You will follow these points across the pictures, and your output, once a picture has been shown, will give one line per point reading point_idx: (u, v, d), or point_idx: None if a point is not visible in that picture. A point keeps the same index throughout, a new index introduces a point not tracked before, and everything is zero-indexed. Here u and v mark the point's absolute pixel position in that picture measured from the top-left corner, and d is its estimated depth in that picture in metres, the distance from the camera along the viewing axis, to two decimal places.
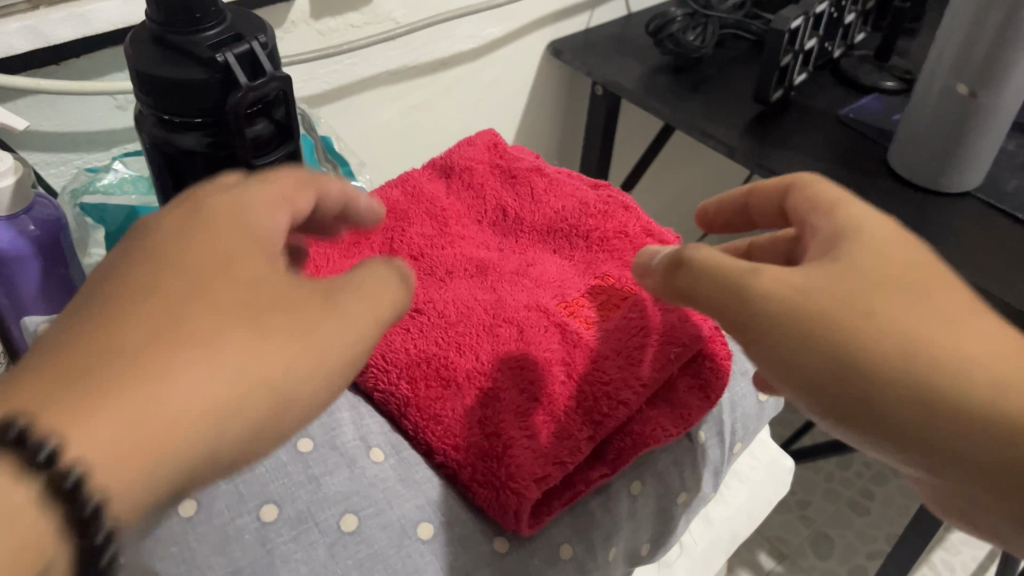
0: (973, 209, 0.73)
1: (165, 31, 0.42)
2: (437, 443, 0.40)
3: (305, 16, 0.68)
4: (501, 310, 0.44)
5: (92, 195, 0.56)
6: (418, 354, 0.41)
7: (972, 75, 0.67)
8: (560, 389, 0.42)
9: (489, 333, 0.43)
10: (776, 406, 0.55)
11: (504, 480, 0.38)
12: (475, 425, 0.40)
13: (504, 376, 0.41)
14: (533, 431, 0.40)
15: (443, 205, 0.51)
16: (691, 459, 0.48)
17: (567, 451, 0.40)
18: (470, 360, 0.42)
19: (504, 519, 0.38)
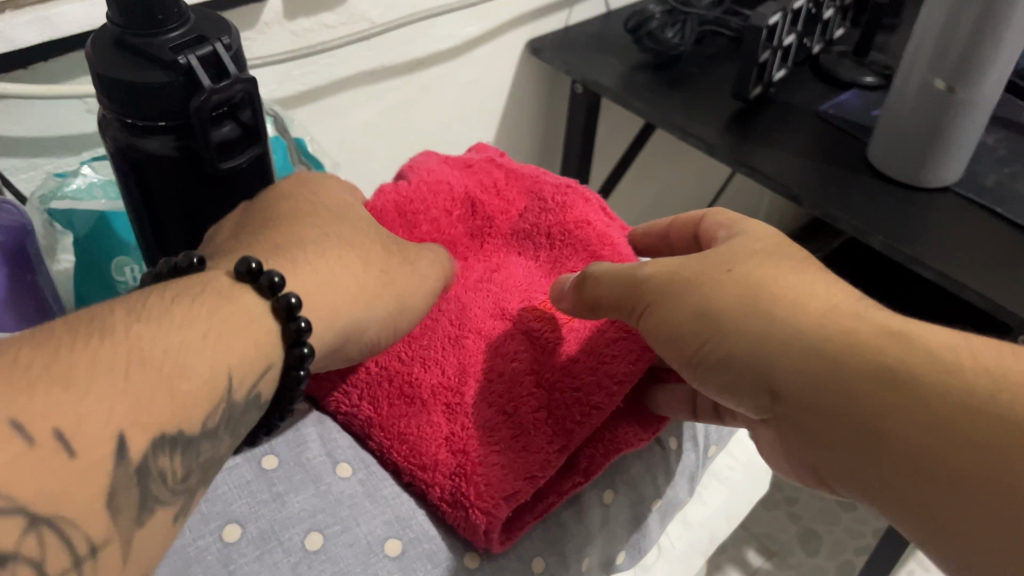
0: (953, 204, 0.73)
1: (127, 34, 0.41)
2: (405, 464, 0.40)
3: (279, 17, 0.67)
4: (466, 320, 0.45)
5: (59, 201, 0.55)
6: (383, 374, 0.42)
7: (949, 70, 0.67)
8: (528, 401, 0.42)
9: (452, 348, 0.43)
10: None
11: (473, 499, 0.38)
12: (441, 442, 0.40)
13: (471, 391, 0.42)
14: (500, 446, 0.40)
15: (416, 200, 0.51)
16: (665, 466, 0.48)
17: (536, 464, 0.40)
18: (435, 377, 0.42)
19: (475, 538, 0.38)
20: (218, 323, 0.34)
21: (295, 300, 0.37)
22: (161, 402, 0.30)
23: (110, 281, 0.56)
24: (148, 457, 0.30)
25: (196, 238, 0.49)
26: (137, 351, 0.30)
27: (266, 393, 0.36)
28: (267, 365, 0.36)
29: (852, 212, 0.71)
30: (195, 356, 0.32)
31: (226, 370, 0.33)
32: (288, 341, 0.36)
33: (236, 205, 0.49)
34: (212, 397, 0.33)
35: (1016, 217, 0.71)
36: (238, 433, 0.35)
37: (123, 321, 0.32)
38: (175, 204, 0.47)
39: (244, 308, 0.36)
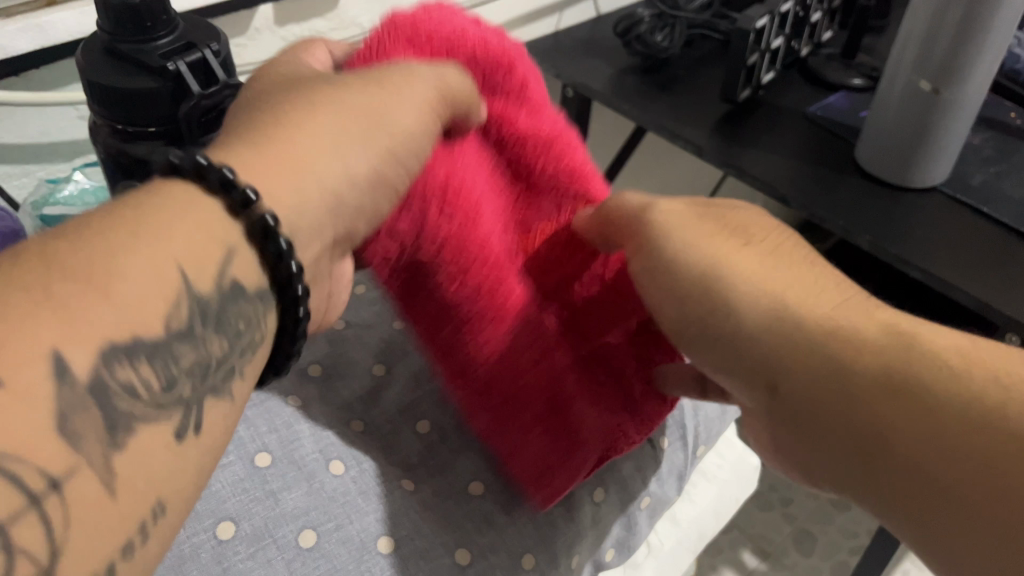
0: (940, 204, 0.74)
1: (116, 41, 0.42)
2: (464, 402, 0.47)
3: (270, 23, 0.67)
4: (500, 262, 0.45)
5: (52, 207, 0.56)
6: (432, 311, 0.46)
7: (934, 72, 0.68)
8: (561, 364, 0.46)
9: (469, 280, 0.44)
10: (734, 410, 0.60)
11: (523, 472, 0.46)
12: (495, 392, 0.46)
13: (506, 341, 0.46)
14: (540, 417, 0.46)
15: (428, 34, 0.45)
16: (654, 465, 0.52)
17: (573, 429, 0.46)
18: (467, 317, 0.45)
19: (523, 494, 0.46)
20: (169, 216, 0.29)
21: (254, 197, 0.31)
22: (99, 303, 0.25)
23: None
24: (102, 371, 0.25)
25: None
26: (63, 265, 0.25)
27: (250, 284, 0.32)
28: (229, 251, 0.31)
29: (840, 213, 0.72)
30: (136, 252, 0.27)
31: (180, 259, 0.29)
32: (253, 232, 0.32)
33: None
34: (170, 295, 0.28)
35: (1001, 217, 0.72)
36: (224, 324, 0.31)
37: (49, 231, 0.27)
38: None
39: (187, 205, 0.30)
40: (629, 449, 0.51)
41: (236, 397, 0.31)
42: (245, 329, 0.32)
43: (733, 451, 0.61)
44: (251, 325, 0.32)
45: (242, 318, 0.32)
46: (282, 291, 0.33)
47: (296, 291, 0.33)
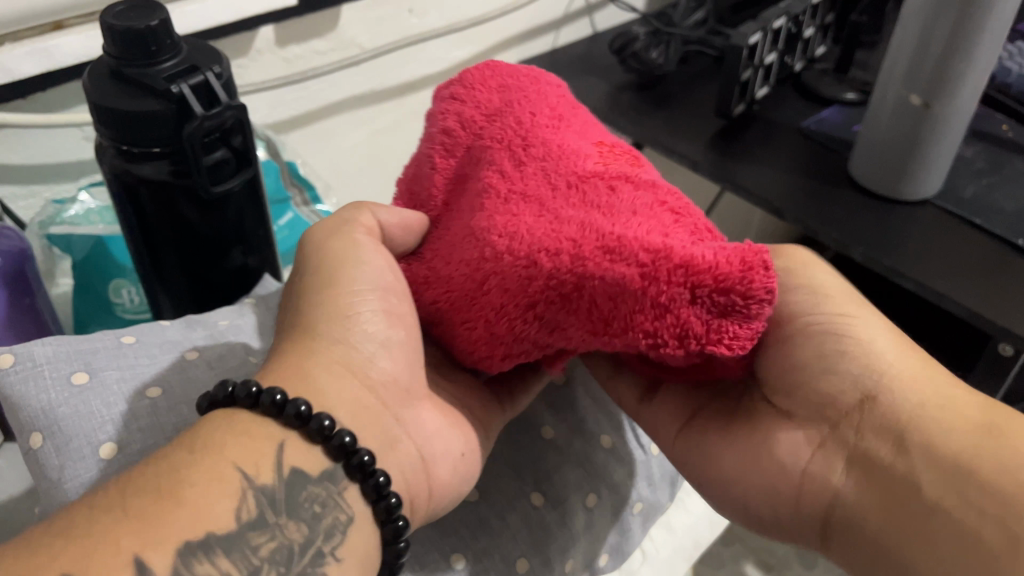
0: (933, 216, 0.75)
1: (121, 64, 0.43)
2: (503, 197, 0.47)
3: (270, 44, 0.69)
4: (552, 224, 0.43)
5: (58, 226, 0.56)
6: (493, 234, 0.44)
7: (924, 86, 0.69)
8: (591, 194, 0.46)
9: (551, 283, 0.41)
10: None
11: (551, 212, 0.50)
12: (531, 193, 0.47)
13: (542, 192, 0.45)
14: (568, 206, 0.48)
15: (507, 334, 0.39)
16: (646, 470, 0.53)
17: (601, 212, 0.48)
18: (603, 296, 0.38)
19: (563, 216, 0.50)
20: (227, 443, 0.37)
21: (304, 406, 0.39)
22: (178, 513, 0.33)
23: (107, 303, 0.58)
24: (180, 569, 0.32)
25: (188, 260, 0.50)
26: (141, 509, 0.33)
27: (309, 469, 0.38)
28: (281, 443, 0.38)
29: (833, 225, 0.73)
30: (200, 467, 0.35)
31: (239, 463, 0.36)
32: (305, 427, 0.39)
33: (225, 225, 0.50)
34: (232, 495, 0.35)
35: (993, 227, 0.73)
36: (296, 509, 0.37)
37: (142, 468, 0.35)
38: (167, 227, 0.48)
39: (239, 421, 0.38)
40: (624, 457, 0.53)
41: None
42: (322, 510, 0.38)
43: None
44: (329, 505, 0.38)
45: (319, 503, 0.38)
46: (348, 461, 0.39)
47: (376, 481, 0.39)
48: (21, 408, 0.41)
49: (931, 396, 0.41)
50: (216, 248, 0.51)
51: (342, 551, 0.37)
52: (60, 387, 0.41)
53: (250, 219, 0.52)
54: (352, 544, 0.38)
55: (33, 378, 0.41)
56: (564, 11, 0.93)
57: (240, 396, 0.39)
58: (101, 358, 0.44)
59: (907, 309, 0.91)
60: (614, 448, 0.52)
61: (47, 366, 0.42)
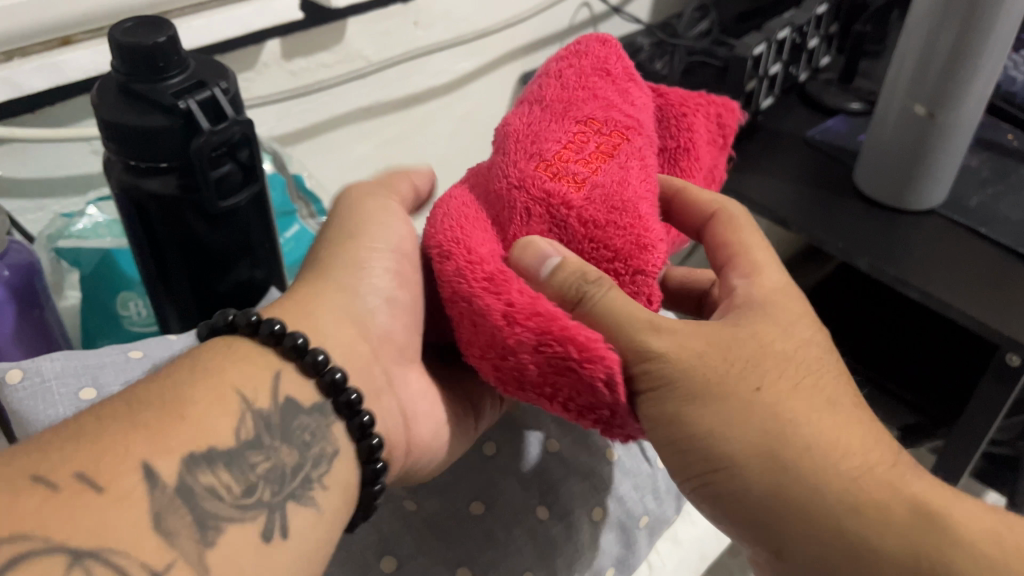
0: (938, 225, 0.75)
1: (129, 81, 0.43)
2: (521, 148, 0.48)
3: (276, 58, 0.69)
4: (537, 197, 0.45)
5: (65, 239, 0.57)
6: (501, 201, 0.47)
7: (928, 96, 0.69)
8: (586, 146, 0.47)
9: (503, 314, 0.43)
10: None
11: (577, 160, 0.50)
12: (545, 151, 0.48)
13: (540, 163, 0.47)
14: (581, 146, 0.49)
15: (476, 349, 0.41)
16: (651, 484, 0.53)
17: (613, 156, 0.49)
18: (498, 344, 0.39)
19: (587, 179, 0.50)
20: (227, 365, 0.37)
21: (302, 338, 0.39)
22: (181, 428, 0.34)
23: (115, 315, 0.58)
24: (185, 476, 0.33)
25: (195, 274, 0.51)
26: (142, 429, 0.33)
27: (303, 399, 0.39)
28: (279, 373, 0.39)
29: (839, 235, 0.73)
30: (203, 386, 0.36)
31: (238, 387, 0.37)
32: (301, 361, 0.39)
33: (232, 239, 0.50)
34: (232, 412, 0.36)
35: (999, 236, 0.73)
36: (290, 435, 0.37)
37: (142, 382, 0.36)
38: (174, 241, 0.48)
39: (237, 348, 0.39)
40: (629, 470, 0.53)
41: (318, 502, 0.37)
42: (312, 438, 0.38)
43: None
44: (318, 436, 0.38)
45: (314, 433, 0.38)
46: (336, 398, 0.40)
47: (360, 419, 0.40)
48: (29, 422, 0.41)
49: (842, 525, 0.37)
50: (223, 261, 0.51)
51: (328, 479, 0.38)
52: (69, 403, 0.42)
53: (257, 233, 0.52)
54: (337, 472, 0.39)
55: (41, 394, 0.42)
56: (569, 23, 0.93)
57: (241, 325, 0.39)
58: (109, 372, 0.44)
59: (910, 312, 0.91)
60: (620, 461, 0.53)
61: (55, 382, 0.42)
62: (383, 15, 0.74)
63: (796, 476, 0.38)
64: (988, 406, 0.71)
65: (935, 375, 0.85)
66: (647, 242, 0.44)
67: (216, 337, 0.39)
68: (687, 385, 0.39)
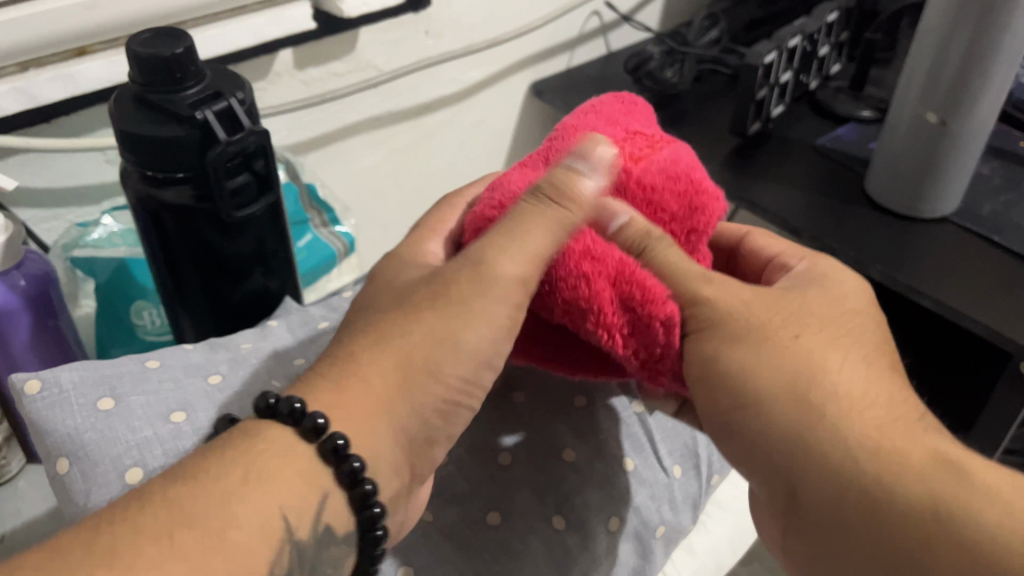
0: (951, 233, 0.75)
1: (146, 92, 0.44)
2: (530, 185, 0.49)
3: (289, 67, 0.69)
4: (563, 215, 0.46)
5: (81, 248, 0.57)
6: None
7: (940, 104, 0.69)
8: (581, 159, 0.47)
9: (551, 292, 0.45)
10: None
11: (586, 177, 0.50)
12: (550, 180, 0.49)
13: None
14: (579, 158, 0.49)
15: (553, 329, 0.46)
16: (668, 493, 0.53)
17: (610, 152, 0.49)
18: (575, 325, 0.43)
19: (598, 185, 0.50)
20: (277, 474, 0.35)
21: (346, 449, 0.37)
22: (218, 558, 0.32)
23: (129, 324, 0.58)
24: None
25: (209, 283, 0.51)
26: (179, 559, 0.31)
27: (335, 525, 0.37)
28: (324, 495, 0.37)
29: (851, 243, 0.73)
30: (248, 504, 0.34)
31: (284, 510, 0.35)
32: (341, 479, 0.37)
33: (246, 249, 0.51)
34: (270, 542, 0.34)
35: (1012, 245, 0.72)
36: (312, 564, 0.36)
37: (187, 479, 0.34)
38: (189, 251, 0.49)
39: (290, 450, 0.36)
40: (645, 479, 0.53)
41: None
42: (331, 572, 0.37)
43: (745, 484, 0.62)
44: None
45: (331, 566, 0.37)
46: (362, 519, 0.38)
47: (377, 551, 0.38)
48: (47, 433, 0.42)
49: (844, 445, 0.37)
50: (238, 271, 0.51)
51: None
52: (85, 412, 0.42)
53: (272, 243, 0.53)
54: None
55: (59, 405, 0.42)
56: (579, 31, 0.94)
57: (282, 413, 0.37)
58: (127, 383, 0.44)
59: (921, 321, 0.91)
60: (635, 471, 0.53)
61: (73, 392, 0.43)
62: (395, 25, 0.74)
63: (820, 415, 0.38)
64: (1001, 414, 0.71)
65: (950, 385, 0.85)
66: (666, 202, 0.45)
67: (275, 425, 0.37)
68: (728, 328, 0.41)
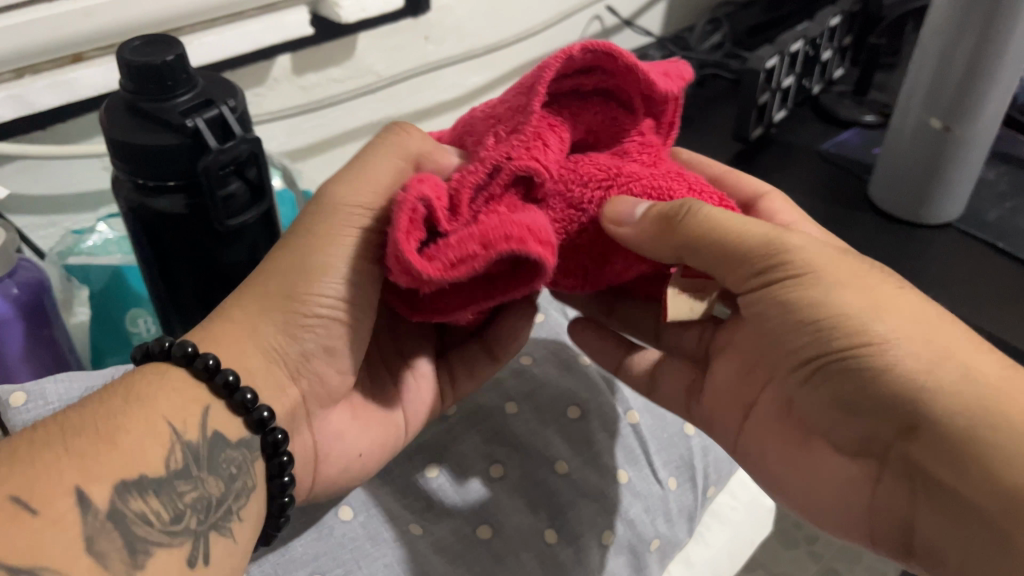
0: (955, 240, 0.74)
1: (137, 99, 0.43)
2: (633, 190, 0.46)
3: (287, 73, 0.69)
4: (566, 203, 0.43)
5: (76, 256, 0.57)
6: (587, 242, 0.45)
7: (944, 109, 0.68)
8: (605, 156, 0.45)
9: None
10: None
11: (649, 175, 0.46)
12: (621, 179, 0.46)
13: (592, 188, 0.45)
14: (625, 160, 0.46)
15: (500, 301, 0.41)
16: (662, 506, 0.53)
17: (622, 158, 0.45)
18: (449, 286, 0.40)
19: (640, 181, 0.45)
20: (159, 391, 0.38)
21: (233, 376, 0.39)
22: (110, 454, 0.35)
23: (125, 332, 0.58)
24: (116, 504, 0.34)
25: (204, 292, 0.50)
26: (80, 458, 0.34)
27: (230, 434, 0.39)
28: (206, 406, 0.39)
29: (852, 249, 0.72)
30: (132, 416, 0.37)
31: (168, 417, 0.37)
32: (229, 399, 0.40)
33: (240, 257, 0.50)
34: (162, 448, 0.36)
35: (1016, 251, 0.72)
36: (217, 468, 0.38)
37: (77, 407, 0.37)
38: (183, 260, 0.48)
39: (167, 376, 0.39)
40: (640, 491, 0.52)
41: (234, 533, 0.39)
42: (237, 472, 0.39)
43: (744, 496, 0.61)
44: (242, 470, 0.40)
45: (235, 464, 0.39)
46: (263, 435, 0.40)
47: (280, 457, 0.41)
48: None
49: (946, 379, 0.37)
50: (233, 279, 0.51)
51: (245, 512, 0.39)
52: None
53: (267, 251, 0.52)
54: (254, 507, 0.40)
55: (43, 417, 0.43)
56: (580, 36, 0.93)
57: (175, 355, 0.39)
58: None
59: None
60: (629, 483, 0.52)
61: (57, 405, 0.44)
62: (395, 30, 0.74)
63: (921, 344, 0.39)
64: None
65: None
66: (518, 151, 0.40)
67: (154, 365, 0.40)
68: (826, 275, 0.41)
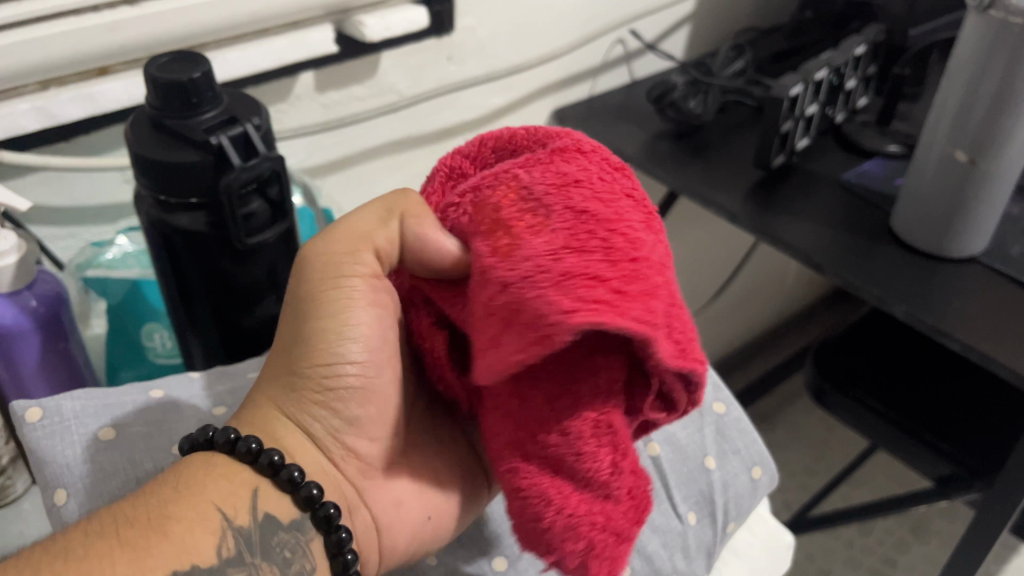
0: (981, 274, 0.73)
1: (162, 116, 0.43)
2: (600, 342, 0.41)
3: (310, 91, 0.69)
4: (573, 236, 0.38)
5: (94, 269, 0.57)
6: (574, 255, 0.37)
7: (970, 142, 0.67)
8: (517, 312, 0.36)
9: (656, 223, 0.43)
10: (770, 480, 0.67)
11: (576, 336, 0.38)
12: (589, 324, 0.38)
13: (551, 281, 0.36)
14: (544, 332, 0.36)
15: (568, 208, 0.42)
16: (681, 543, 0.59)
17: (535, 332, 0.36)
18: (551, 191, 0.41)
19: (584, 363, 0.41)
20: (208, 483, 0.42)
21: (277, 457, 0.43)
22: (163, 545, 0.38)
23: (140, 345, 0.58)
24: None
25: (222, 310, 0.50)
26: (132, 547, 0.37)
27: (282, 516, 0.43)
28: (255, 490, 0.43)
29: (874, 281, 0.71)
30: (185, 506, 0.40)
31: (219, 506, 0.41)
32: (276, 478, 0.43)
33: (259, 275, 0.50)
34: (214, 535, 0.40)
35: None
36: (271, 552, 0.42)
37: (127, 501, 0.40)
38: (203, 278, 0.48)
39: (215, 463, 0.43)
40: (655, 527, 0.59)
41: None
42: (292, 556, 0.42)
43: (758, 531, 0.69)
44: (298, 553, 0.43)
45: (292, 548, 0.43)
46: (316, 512, 0.44)
47: (326, 512, 0.43)
48: (46, 463, 0.45)
49: None
50: (250, 298, 0.51)
51: None
52: (86, 443, 0.45)
53: (285, 270, 0.52)
54: None
55: (60, 433, 0.45)
56: (602, 59, 0.93)
57: (217, 443, 0.43)
58: (130, 414, 0.48)
59: (935, 367, 0.91)
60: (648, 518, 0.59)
61: (75, 421, 0.46)
62: (418, 50, 0.74)
63: None
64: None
65: (970, 425, 0.84)
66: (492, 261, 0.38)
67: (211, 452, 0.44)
68: None
